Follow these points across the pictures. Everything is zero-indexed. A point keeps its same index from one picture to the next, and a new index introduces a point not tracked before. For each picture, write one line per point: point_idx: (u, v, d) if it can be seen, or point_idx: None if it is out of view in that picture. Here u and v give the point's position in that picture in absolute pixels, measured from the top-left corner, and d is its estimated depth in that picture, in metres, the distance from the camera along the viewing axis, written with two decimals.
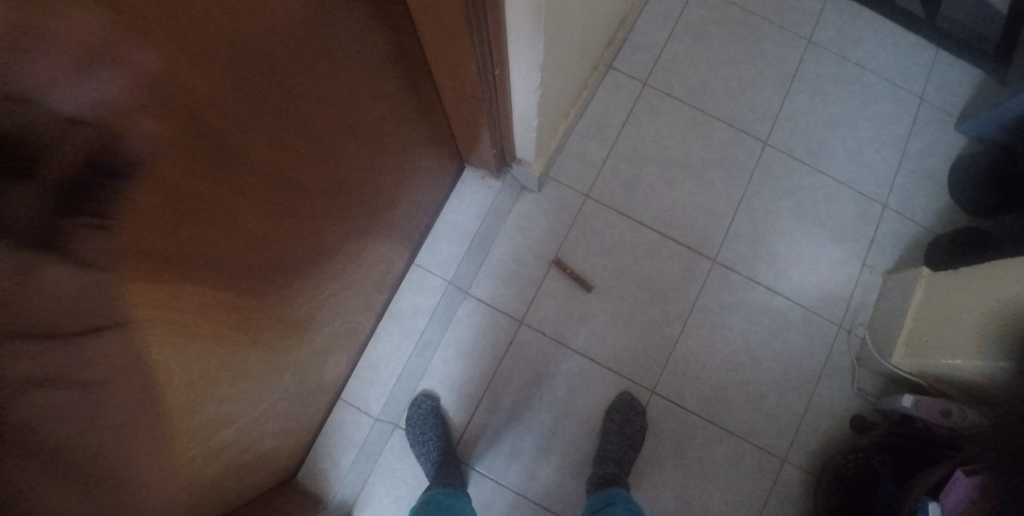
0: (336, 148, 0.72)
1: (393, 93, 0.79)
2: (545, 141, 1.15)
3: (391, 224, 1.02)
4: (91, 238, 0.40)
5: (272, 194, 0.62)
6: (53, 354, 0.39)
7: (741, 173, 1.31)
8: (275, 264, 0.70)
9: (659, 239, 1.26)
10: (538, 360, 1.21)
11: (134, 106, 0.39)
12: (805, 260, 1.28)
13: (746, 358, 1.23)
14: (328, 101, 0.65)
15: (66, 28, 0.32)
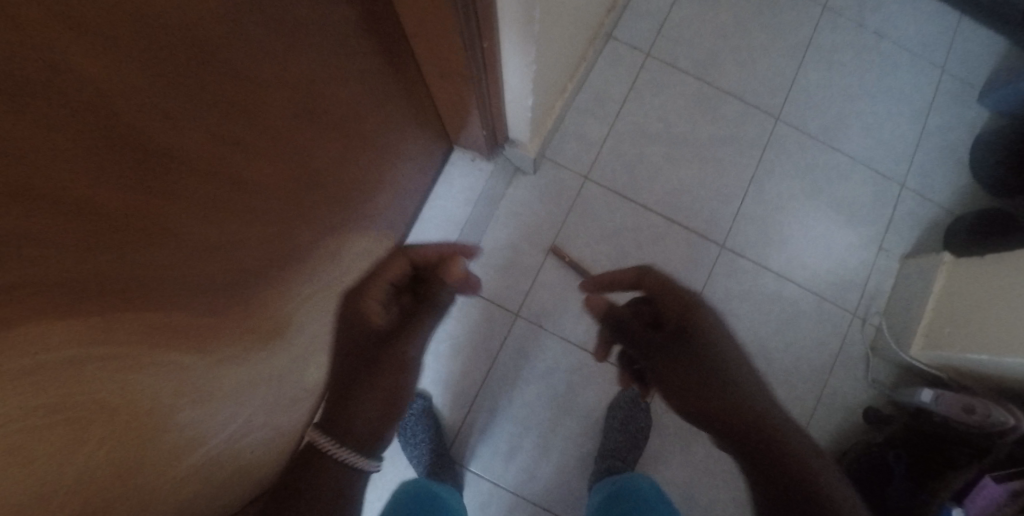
0: (331, 155, 0.70)
1: (382, 90, 0.76)
2: (541, 119, 1.05)
3: (372, 217, 0.92)
4: (136, 288, 0.39)
5: (276, 211, 0.60)
6: (119, 406, 0.39)
7: (751, 151, 1.22)
8: (280, 278, 0.68)
9: (663, 223, 1.17)
10: (536, 355, 1.14)
11: (157, 152, 0.38)
12: (819, 244, 1.20)
13: (757, 351, 1.15)
14: (320, 109, 0.62)
15: (88, 82, 0.30)
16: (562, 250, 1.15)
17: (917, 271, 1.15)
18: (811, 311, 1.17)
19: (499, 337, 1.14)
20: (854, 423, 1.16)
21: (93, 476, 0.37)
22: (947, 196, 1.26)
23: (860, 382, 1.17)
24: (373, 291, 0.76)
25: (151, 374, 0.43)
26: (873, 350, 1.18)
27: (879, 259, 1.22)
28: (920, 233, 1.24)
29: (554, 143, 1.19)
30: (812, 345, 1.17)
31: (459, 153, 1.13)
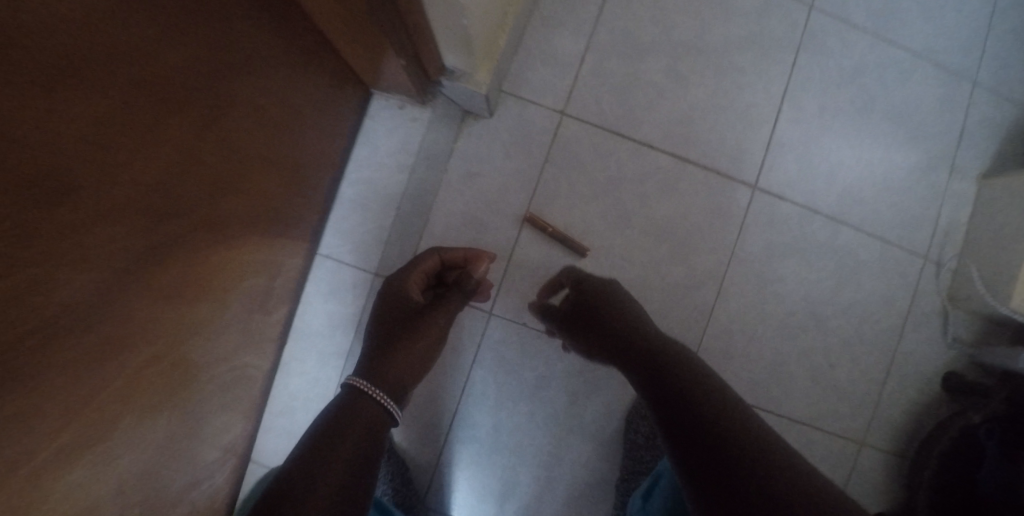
0: (285, 153, 0.61)
1: (321, 67, 0.64)
2: (486, 31, 0.66)
3: (264, 210, 0.62)
4: (54, 339, 0.36)
5: (222, 224, 0.54)
6: (26, 464, 0.35)
7: (782, 53, 0.87)
8: (227, 295, 0.60)
9: (671, 163, 0.84)
10: (523, 364, 0.83)
11: (68, 191, 0.33)
12: (877, 171, 0.90)
13: (808, 322, 0.88)
14: (265, 108, 0.55)
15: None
16: (540, 219, 0.81)
17: (1006, 194, 0.87)
18: (873, 262, 0.90)
19: (471, 347, 0.83)
20: (932, 393, 0.92)
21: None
22: None
23: (936, 342, 0.92)
24: (411, 281, 0.73)
25: (76, 408, 0.40)
26: (952, 301, 0.92)
27: (953, 182, 0.93)
28: (1003, 141, 0.94)
29: (513, 68, 0.82)
30: (875, 306, 0.90)
31: (383, 100, 0.79)
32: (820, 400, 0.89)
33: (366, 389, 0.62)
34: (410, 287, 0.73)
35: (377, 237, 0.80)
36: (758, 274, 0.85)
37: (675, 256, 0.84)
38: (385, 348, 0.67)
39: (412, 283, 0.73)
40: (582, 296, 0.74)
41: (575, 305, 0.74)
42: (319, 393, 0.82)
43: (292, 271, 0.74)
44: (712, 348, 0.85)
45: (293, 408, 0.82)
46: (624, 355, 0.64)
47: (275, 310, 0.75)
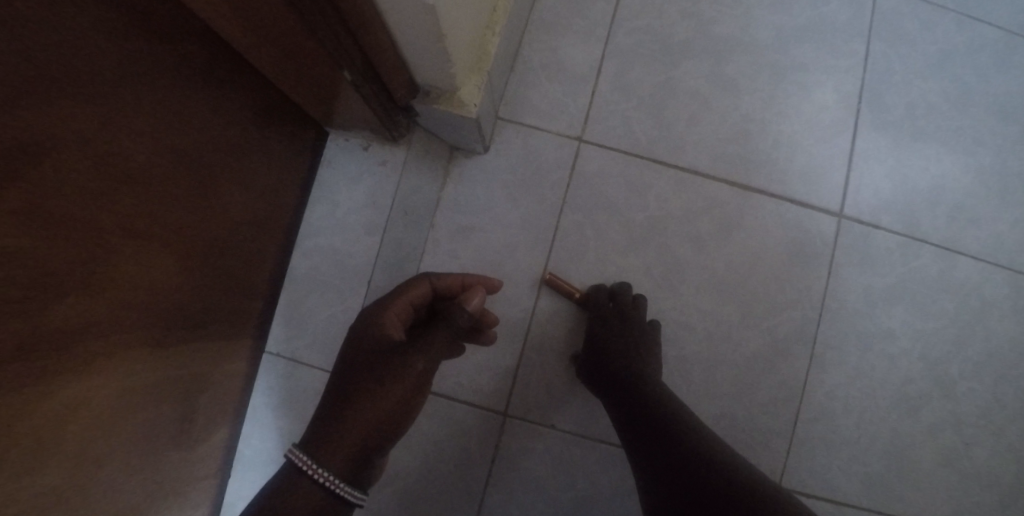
0: (201, 224, 0.44)
1: (243, 111, 0.46)
2: (472, 32, 0.47)
3: (146, 310, 0.40)
4: None
5: (95, 335, 0.36)
6: None
7: (851, 42, 0.69)
8: (116, 442, 0.40)
9: (729, 193, 0.64)
10: (555, 480, 0.60)
11: None
12: (990, 180, 0.70)
13: (930, 388, 0.65)
14: (161, 161, 0.38)
15: None
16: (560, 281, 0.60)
17: None
18: (1005, 299, 0.68)
19: (482, 461, 0.61)
20: None
21: None
22: None
23: None
24: (391, 311, 0.49)
25: None
26: None
27: None
28: None
29: (511, 87, 0.64)
30: (1016, 356, 0.67)
31: (340, 141, 0.61)
32: (960, 492, 0.66)
33: (306, 468, 0.38)
34: (386, 319, 0.47)
35: (344, 323, 0.60)
36: (859, 330, 0.64)
37: (746, 316, 0.63)
38: (337, 406, 0.41)
39: (390, 315, 0.48)
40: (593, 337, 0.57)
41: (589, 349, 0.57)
42: None
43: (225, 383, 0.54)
44: (810, 435, 0.63)
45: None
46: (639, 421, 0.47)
47: (205, 441, 0.53)
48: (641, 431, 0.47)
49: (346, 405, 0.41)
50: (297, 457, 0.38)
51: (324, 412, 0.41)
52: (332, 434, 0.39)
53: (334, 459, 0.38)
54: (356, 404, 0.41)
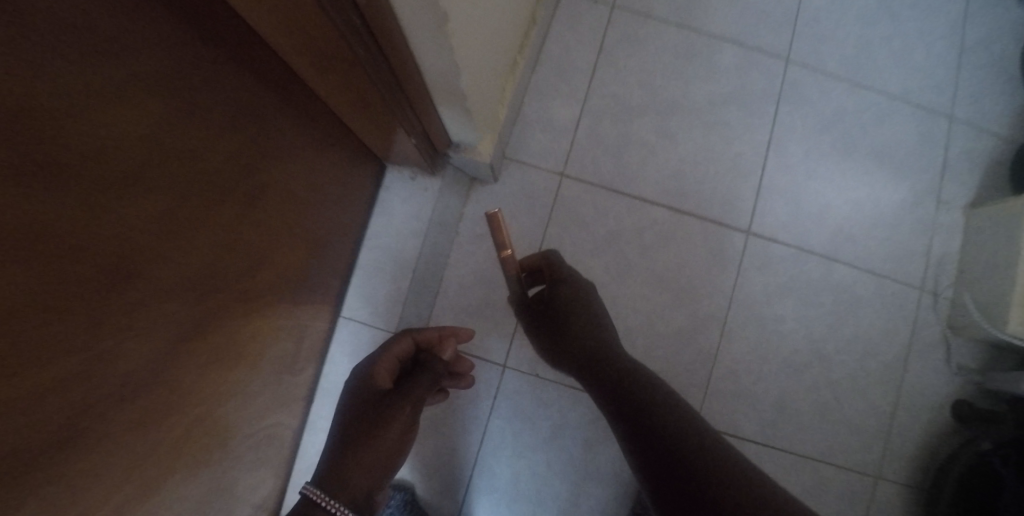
0: (311, 226, 0.70)
1: (344, 157, 0.74)
2: (490, 110, 0.75)
3: (288, 272, 0.67)
4: (140, 338, 0.43)
5: (264, 286, 0.62)
6: (90, 451, 0.40)
7: (764, 105, 0.96)
8: (264, 356, 0.67)
9: (667, 215, 0.90)
10: (537, 413, 0.86)
11: (159, 225, 0.42)
12: (865, 209, 0.96)
13: (811, 358, 0.91)
14: (298, 187, 0.64)
15: (104, 160, 0.35)
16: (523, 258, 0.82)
17: (992, 223, 0.92)
18: (872, 297, 0.93)
19: (485, 397, 0.87)
20: (943, 423, 0.93)
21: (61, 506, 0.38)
22: (999, 122, 1.03)
23: (942, 372, 0.93)
24: (382, 363, 0.69)
25: (144, 416, 0.46)
26: (953, 329, 0.94)
27: (940, 215, 0.98)
28: (981, 174, 1.00)
29: (513, 137, 0.90)
30: (877, 337, 0.93)
31: (394, 173, 0.88)
32: (831, 435, 0.91)
33: (320, 500, 0.52)
34: (379, 371, 0.67)
35: (395, 298, 0.86)
36: (757, 314, 0.89)
37: (677, 301, 0.88)
38: (348, 443, 0.59)
39: (381, 367, 0.68)
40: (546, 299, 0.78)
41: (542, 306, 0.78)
42: None
43: (316, 332, 0.80)
44: (719, 386, 0.88)
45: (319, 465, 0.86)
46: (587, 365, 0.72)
47: (302, 370, 0.79)
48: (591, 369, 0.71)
49: (355, 441, 0.59)
50: (312, 493, 0.52)
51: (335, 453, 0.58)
52: (345, 472, 0.56)
53: (349, 494, 0.54)
54: (363, 443, 0.59)
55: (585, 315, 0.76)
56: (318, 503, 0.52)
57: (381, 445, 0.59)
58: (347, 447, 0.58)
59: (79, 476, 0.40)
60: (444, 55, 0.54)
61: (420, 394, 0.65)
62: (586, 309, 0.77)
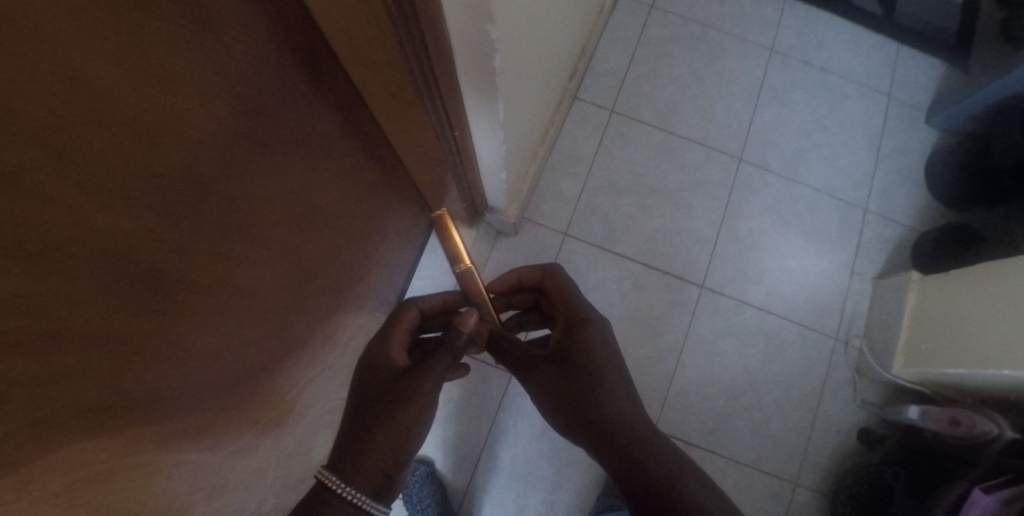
0: (354, 239, 0.90)
1: (408, 210, 1.11)
2: (514, 188, 1.22)
3: (337, 271, 0.87)
4: (241, 295, 0.61)
5: (317, 278, 0.81)
6: (199, 372, 0.57)
7: (719, 191, 1.35)
8: (347, 343, 1.00)
9: (643, 270, 1.29)
10: (531, 410, 1.24)
11: (257, 214, 0.60)
12: (793, 275, 1.29)
13: (745, 383, 1.22)
14: (345, 204, 0.83)
15: (232, 163, 0.54)
16: (522, 269, 0.94)
17: (890, 292, 1.22)
18: (795, 340, 1.25)
19: (496, 395, 1.25)
20: (851, 447, 1.19)
21: (182, 405, 0.55)
22: (907, 215, 1.33)
23: (850, 404, 1.21)
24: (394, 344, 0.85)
25: (234, 357, 0.64)
26: (859, 372, 1.23)
27: (853, 282, 1.29)
28: (889, 253, 1.30)
29: (533, 202, 1.34)
30: (799, 372, 1.23)
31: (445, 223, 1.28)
32: (761, 446, 1.19)
33: (336, 486, 0.63)
34: (394, 352, 0.83)
35: None
36: (705, 348, 1.24)
37: (645, 331, 1.24)
38: (369, 419, 0.73)
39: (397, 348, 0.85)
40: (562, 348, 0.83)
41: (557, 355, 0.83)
42: None
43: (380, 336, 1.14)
44: (676, 399, 1.21)
45: None
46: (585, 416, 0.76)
47: None
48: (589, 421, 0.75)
49: (376, 417, 0.73)
50: (328, 479, 0.64)
51: (358, 432, 0.71)
52: (362, 454, 0.68)
53: (366, 478, 0.66)
54: (380, 424, 0.72)
55: (592, 363, 0.79)
56: (334, 490, 0.63)
57: (398, 421, 0.73)
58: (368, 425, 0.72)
59: (191, 388, 0.56)
60: (492, 155, 0.97)
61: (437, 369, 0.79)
62: (598, 354, 0.79)
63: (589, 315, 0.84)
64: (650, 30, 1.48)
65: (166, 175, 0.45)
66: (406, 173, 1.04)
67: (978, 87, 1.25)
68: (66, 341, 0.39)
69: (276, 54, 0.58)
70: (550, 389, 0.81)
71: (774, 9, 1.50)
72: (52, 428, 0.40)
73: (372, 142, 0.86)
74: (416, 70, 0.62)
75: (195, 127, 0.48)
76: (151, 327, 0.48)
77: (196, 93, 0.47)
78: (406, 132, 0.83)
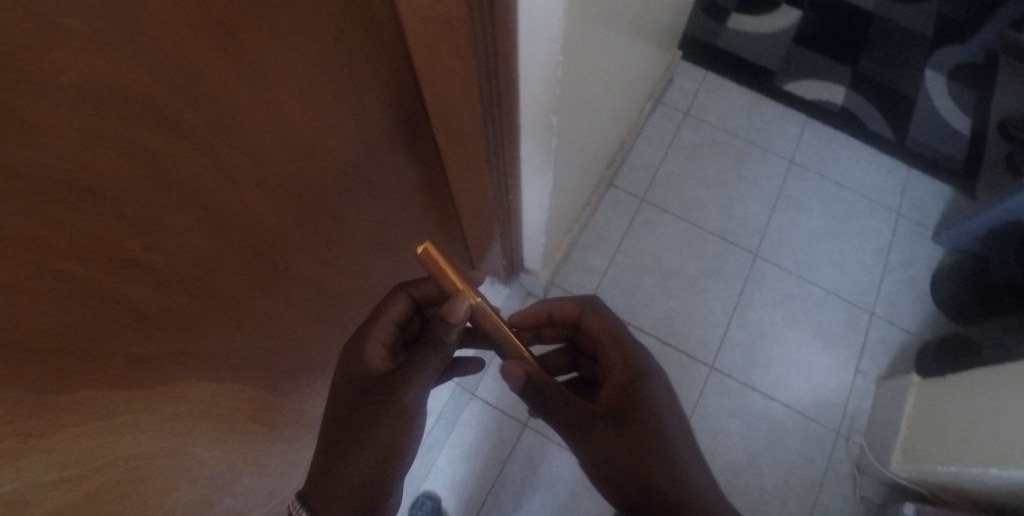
0: (397, 247, 1.00)
1: (453, 256, 1.28)
2: (550, 255, 1.39)
3: (374, 271, 0.96)
4: (289, 266, 0.69)
5: (357, 271, 0.89)
6: (241, 327, 0.65)
7: (734, 282, 1.48)
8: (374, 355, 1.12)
9: (657, 344, 1.41)
10: (540, 463, 1.36)
11: (322, 199, 0.69)
12: (800, 367, 1.38)
13: (746, 466, 1.29)
14: (398, 216, 0.94)
15: (316, 152, 0.63)
16: (562, 306, 0.98)
17: (891, 392, 1.29)
18: (797, 430, 1.32)
19: (508, 443, 1.38)
20: None
21: (221, 352, 0.63)
22: (913, 322, 1.42)
23: (850, 498, 1.26)
24: (371, 346, 0.82)
25: (273, 322, 0.72)
26: (859, 468, 1.28)
27: (857, 380, 1.37)
28: (892, 357, 1.39)
29: (562, 271, 1.51)
30: (800, 461, 1.29)
31: (482, 278, 1.48)
32: None
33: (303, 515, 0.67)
34: (370, 357, 0.80)
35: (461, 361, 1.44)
36: (710, 425, 1.33)
37: None
38: (340, 437, 0.73)
39: (373, 351, 0.81)
40: (618, 408, 0.82)
41: (615, 415, 0.81)
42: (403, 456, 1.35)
43: None
44: None
45: None
46: (656, 481, 0.75)
47: None
48: (661, 486, 0.75)
49: (347, 434, 0.72)
50: (298, 505, 0.68)
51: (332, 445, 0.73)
52: (335, 474, 0.70)
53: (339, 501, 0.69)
54: (351, 443, 0.72)
55: (658, 425, 0.80)
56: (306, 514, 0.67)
57: (368, 440, 0.72)
58: (340, 442, 0.72)
59: (231, 338, 0.64)
60: (537, 219, 1.16)
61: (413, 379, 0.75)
62: (658, 412, 0.81)
63: (641, 363, 0.88)
64: (683, 133, 1.68)
65: (264, 145, 0.55)
66: (460, 227, 1.22)
67: (981, 210, 1.36)
68: (155, 261, 0.47)
69: (386, 77, 0.69)
70: (615, 453, 0.77)
71: (796, 127, 1.69)
72: (169, 369, 0.56)
73: (440, 195, 1.05)
74: (488, 133, 0.81)
75: (300, 114, 0.58)
76: (216, 275, 0.56)
77: (311, 88, 0.57)
78: (467, 191, 1.01)
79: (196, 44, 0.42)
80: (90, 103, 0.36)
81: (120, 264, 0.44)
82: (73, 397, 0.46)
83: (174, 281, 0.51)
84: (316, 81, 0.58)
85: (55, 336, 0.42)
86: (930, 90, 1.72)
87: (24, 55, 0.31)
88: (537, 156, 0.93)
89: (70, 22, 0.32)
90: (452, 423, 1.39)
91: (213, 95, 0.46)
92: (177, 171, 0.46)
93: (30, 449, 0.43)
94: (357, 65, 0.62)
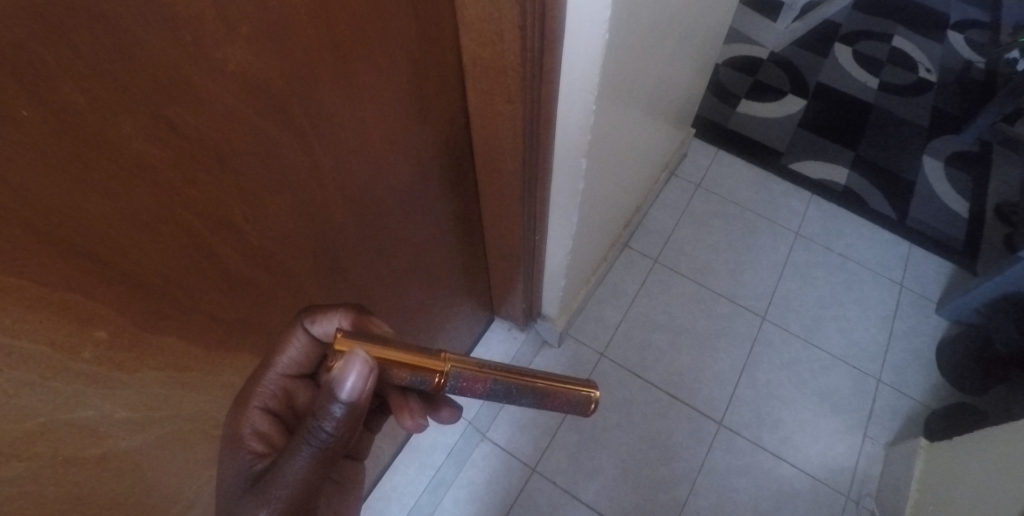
0: (433, 272, 1.08)
1: (475, 294, 1.35)
2: (566, 304, 1.46)
3: (410, 289, 1.03)
4: (340, 263, 0.77)
5: (395, 283, 0.96)
6: (290, 307, 0.72)
7: (742, 342, 1.55)
8: None
9: (668, 400, 1.48)
10: (548, 509, 1.35)
11: (379, 208, 0.78)
12: (808, 430, 1.43)
13: None
14: (438, 242, 1.03)
15: (384, 164, 0.73)
16: None
17: (900, 455, 1.33)
18: (807, 493, 1.36)
19: (516, 487, 1.38)
20: None
21: (268, 328, 0.70)
22: (920, 392, 1.47)
23: None
24: (250, 416, 0.69)
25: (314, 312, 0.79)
26: None
27: (866, 445, 1.41)
28: (899, 424, 1.43)
29: (577, 324, 1.59)
30: None
31: (498, 322, 1.54)
32: None
33: None
34: (244, 433, 0.68)
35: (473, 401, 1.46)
36: (719, 481, 1.38)
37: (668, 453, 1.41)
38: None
39: (252, 424, 0.69)
40: None
41: None
42: (410, 492, 1.34)
43: None
44: None
45: (382, 492, 1.34)
46: None
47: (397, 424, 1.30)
48: None
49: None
50: None
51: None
52: None
53: None
54: None
55: None
56: None
57: None
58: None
59: (278, 315, 0.71)
60: (561, 267, 1.25)
61: (294, 469, 0.60)
62: None
63: None
64: (695, 202, 1.79)
65: (346, 146, 0.64)
66: (486, 267, 1.31)
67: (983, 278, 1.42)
68: (242, 226, 0.55)
69: (448, 109, 0.80)
70: None
71: (802, 203, 1.79)
72: (231, 339, 0.64)
73: (473, 233, 1.14)
74: (524, 173, 0.91)
75: (379, 127, 0.67)
76: (281, 252, 0.64)
77: (392, 108, 0.68)
78: (498, 229, 1.10)
79: (317, 52, 0.52)
80: (237, 91, 0.47)
81: (224, 228, 0.53)
82: (163, 334, 0.53)
83: (258, 255, 0.60)
84: (397, 101, 0.68)
85: (165, 278, 0.50)
86: (929, 176, 1.84)
87: (206, 45, 0.42)
88: (565, 199, 1.02)
89: (242, 28, 0.44)
90: (460, 462, 1.39)
91: (324, 107, 0.57)
92: (283, 163, 0.56)
93: (116, 378, 0.49)
94: (429, 93, 0.73)
